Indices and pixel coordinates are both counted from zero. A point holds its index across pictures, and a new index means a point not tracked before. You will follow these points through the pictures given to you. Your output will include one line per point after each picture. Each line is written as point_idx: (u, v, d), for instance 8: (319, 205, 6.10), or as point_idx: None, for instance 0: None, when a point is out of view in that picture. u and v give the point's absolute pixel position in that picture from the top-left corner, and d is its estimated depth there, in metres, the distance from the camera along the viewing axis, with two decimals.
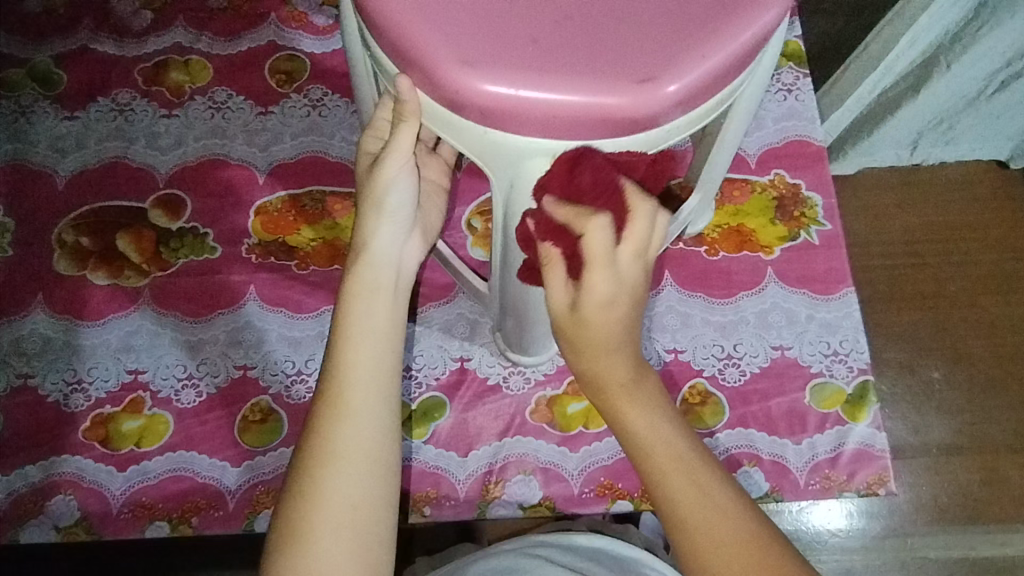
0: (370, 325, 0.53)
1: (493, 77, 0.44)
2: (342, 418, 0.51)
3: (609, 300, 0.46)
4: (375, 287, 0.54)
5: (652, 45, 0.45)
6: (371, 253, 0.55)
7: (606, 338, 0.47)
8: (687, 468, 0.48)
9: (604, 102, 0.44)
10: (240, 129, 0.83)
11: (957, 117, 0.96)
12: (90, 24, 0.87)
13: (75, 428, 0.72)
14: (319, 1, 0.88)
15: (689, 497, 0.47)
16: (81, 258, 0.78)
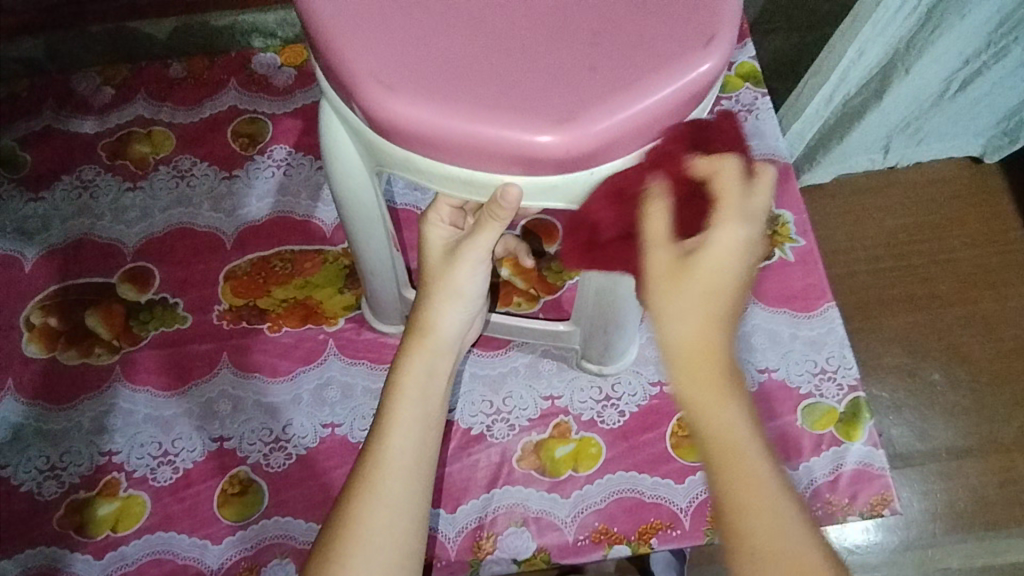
0: (419, 409, 0.54)
1: (502, 121, 0.43)
2: (377, 505, 0.51)
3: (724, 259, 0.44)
4: (431, 372, 0.56)
5: (615, 74, 0.44)
6: (437, 336, 0.56)
7: (704, 298, 0.44)
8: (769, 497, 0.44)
9: (602, 128, 0.44)
10: (206, 196, 0.83)
11: (923, 118, 0.96)
12: (53, 105, 0.87)
13: (50, 518, 0.70)
14: (277, 62, 0.89)
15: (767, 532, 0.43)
16: (49, 340, 0.77)
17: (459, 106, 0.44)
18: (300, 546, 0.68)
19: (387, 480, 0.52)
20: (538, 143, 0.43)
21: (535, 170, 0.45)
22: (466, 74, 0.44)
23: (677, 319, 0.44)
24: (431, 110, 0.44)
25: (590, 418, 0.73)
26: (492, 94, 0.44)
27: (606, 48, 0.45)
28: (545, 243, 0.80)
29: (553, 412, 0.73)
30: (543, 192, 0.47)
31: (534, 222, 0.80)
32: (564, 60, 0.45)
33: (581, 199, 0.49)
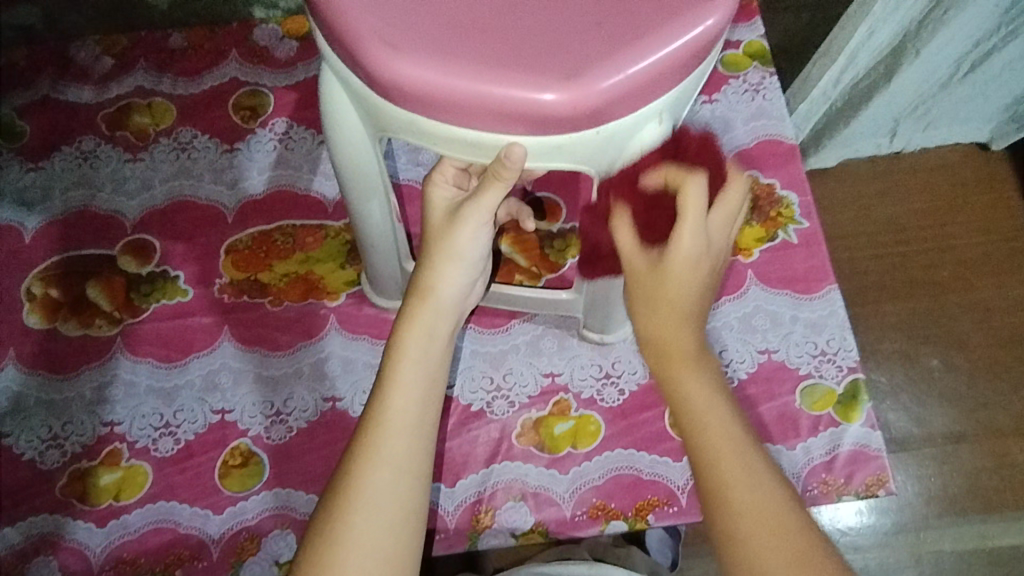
0: (421, 370, 0.54)
1: (508, 79, 0.43)
2: (379, 464, 0.51)
3: (695, 258, 0.46)
4: (432, 334, 0.55)
5: (622, 35, 0.44)
6: (438, 298, 0.56)
7: (670, 302, 0.47)
8: (736, 446, 0.48)
9: (610, 87, 0.43)
10: (207, 169, 0.82)
11: (932, 101, 0.95)
12: (52, 74, 0.86)
13: (52, 486, 0.71)
14: (278, 34, 0.88)
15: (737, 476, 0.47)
16: (50, 311, 0.76)
17: (464, 66, 0.43)
18: (301, 517, 0.69)
19: (388, 439, 0.52)
20: (544, 102, 0.43)
21: (541, 130, 0.45)
22: (469, 33, 0.44)
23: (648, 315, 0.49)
24: (435, 71, 0.43)
25: (590, 396, 0.73)
26: (495, 53, 0.43)
27: (611, 8, 0.44)
28: (548, 220, 0.79)
29: (553, 390, 0.74)
30: (550, 152, 0.47)
31: (538, 198, 0.80)
32: (569, 20, 0.44)
33: (587, 160, 0.48)
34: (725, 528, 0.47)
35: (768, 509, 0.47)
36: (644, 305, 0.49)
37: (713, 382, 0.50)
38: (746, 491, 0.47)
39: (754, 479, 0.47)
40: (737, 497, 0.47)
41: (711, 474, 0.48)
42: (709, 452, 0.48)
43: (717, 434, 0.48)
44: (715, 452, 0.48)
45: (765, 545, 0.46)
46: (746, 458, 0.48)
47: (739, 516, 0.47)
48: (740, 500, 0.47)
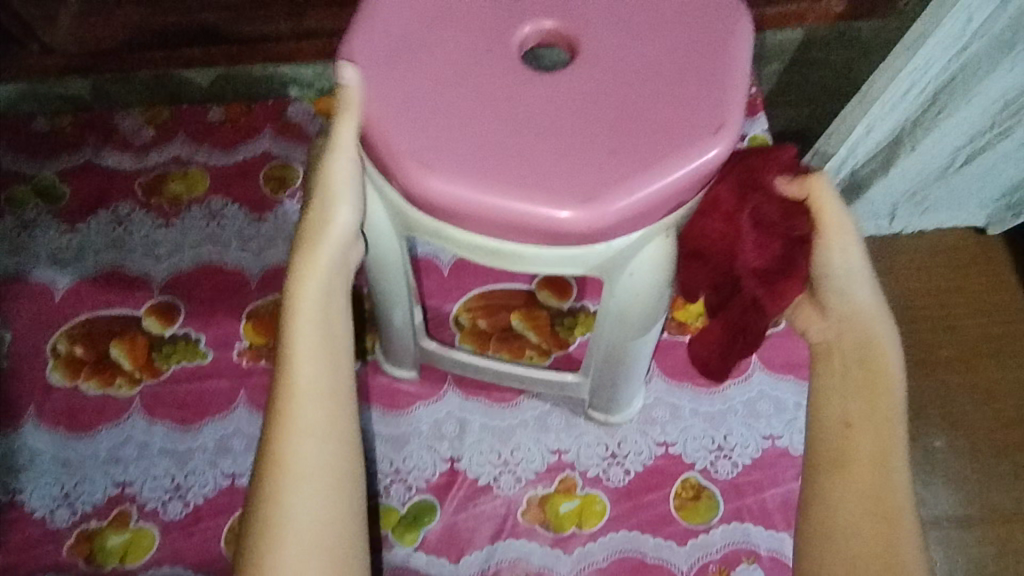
0: (312, 385, 0.51)
1: (528, 198, 0.47)
2: (296, 498, 0.49)
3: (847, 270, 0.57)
4: (315, 343, 0.52)
5: (634, 161, 0.48)
6: (305, 307, 0.53)
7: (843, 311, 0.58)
8: (874, 461, 0.53)
9: (622, 207, 0.47)
10: (234, 236, 0.86)
11: (930, 189, 1.00)
12: (95, 141, 0.91)
13: (59, 546, 0.71)
14: (311, 112, 0.93)
15: (857, 481, 0.53)
16: (73, 368, 0.79)
17: (488, 183, 0.47)
18: None
19: (296, 463, 0.50)
20: (562, 219, 0.47)
21: (557, 243, 0.48)
22: (495, 154, 0.48)
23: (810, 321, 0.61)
24: (463, 188, 0.47)
25: (595, 475, 0.74)
26: (517, 173, 0.47)
27: (624, 136, 0.48)
28: (559, 298, 0.82)
29: (559, 467, 0.75)
30: (565, 261, 0.51)
31: (549, 277, 0.83)
32: (585, 143, 0.48)
33: (596, 265, 0.52)
34: (824, 520, 0.53)
35: (888, 508, 0.51)
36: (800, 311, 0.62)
37: (857, 389, 0.56)
38: (865, 476, 0.53)
39: (880, 470, 0.53)
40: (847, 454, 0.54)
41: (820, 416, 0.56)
42: (867, 426, 0.54)
43: (877, 401, 0.54)
44: (844, 454, 0.54)
45: (858, 499, 0.52)
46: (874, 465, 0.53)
47: (843, 509, 0.52)
48: (866, 469, 0.53)
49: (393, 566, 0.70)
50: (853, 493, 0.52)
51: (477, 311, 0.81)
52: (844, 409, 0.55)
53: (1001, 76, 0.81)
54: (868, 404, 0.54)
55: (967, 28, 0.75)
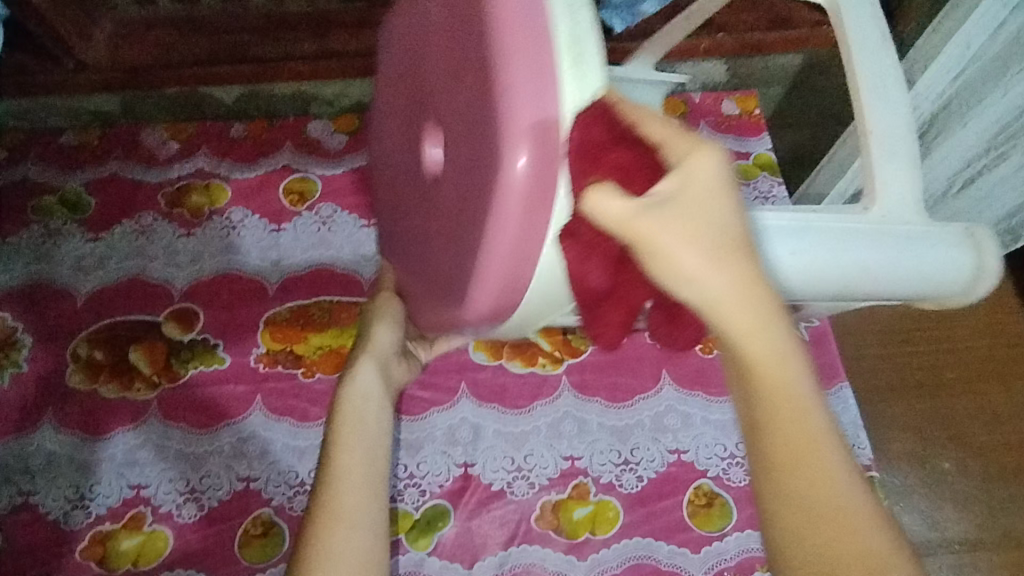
0: (364, 433, 0.58)
1: (450, 300, 0.48)
2: (339, 525, 0.52)
3: (692, 271, 0.35)
4: (367, 400, 0.61)
5: (475, 219, 0.43)
6: (361, 377, 0.63)
7: (738, 303, 0.35)
8: (814, 471, 0.36)
9: (486, 298, 0.44)
10: (254, 245, 0.88)
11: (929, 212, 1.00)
12: (121, 154, 0.95)
13: (72, 548, 0.71)
14: (331, 128, 0.97)
15: (801, 507, 0.36)
16: (92, 372, 0.80)
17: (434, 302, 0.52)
18: None
19: (344, 494, 0.54)
20: (469, 316, 0.46)
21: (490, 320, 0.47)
22: (432, 271, 0.51)
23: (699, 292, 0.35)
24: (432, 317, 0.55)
25: (609, 481, 0.75)
26: (447, 272, 0.48)
27: (460, 206, 0.45)
28: None
29: (572, 473, 0.75)
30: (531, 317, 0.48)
31: None
32: (458, 217, 0.45)
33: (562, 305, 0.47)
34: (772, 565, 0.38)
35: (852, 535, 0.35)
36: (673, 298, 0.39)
37: (782, 387, 0.36)
38: (823, 501, 0.35)
39: (826, 487, 0.35)
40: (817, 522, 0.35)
41: (785, 485, 0.36)
42: (799, 438, 0.36)
43: (815, 453, 0.36)
44: (778, 475, 0.36)
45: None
46: (814, 477, 0.36)
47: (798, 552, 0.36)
48: (814, 505, 0.35)
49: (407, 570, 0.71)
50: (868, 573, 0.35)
51: None
52: (773, 428, 0.36)
53: (998, 100, 0.81)
54: (795, 470, 0.35)
55: (967, 52, 0.76)
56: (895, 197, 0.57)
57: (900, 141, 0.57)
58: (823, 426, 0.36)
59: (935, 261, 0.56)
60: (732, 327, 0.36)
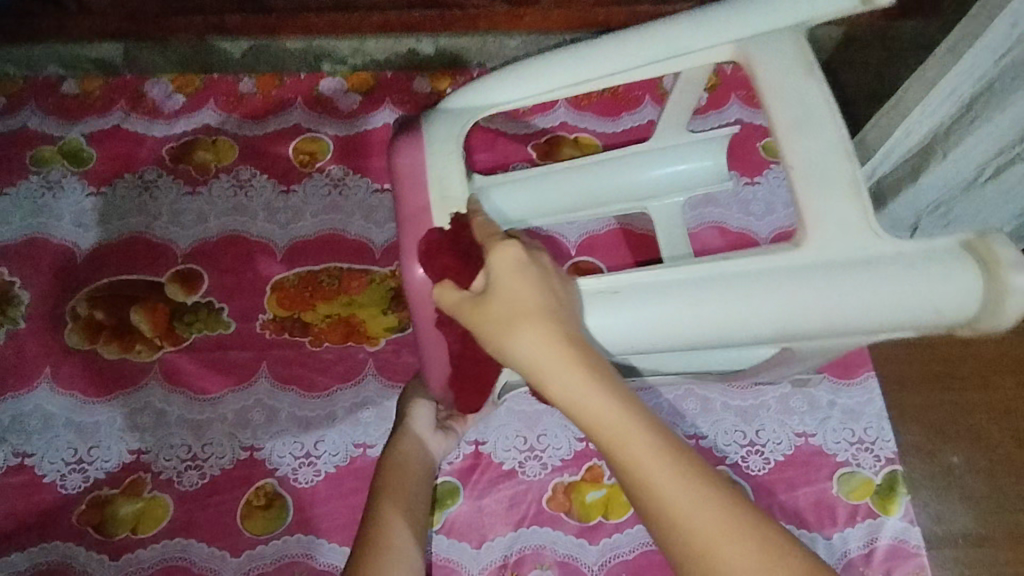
0: (403, 532, 0.59)
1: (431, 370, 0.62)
2: None
3: (510, 333, 0.46)
4: (406, 501, 0.62)
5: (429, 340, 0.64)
6: (400, 472, 0.64)
7: (553, 351, 0.45)
8: (677, 482, 0.41)
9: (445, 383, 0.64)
10: (262, 207, 0.85)
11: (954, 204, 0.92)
12: (124, 105, 0.90)
13: (69, 512, 0.69)
14: (344, 87, 0.92)
15: (684, 520, 0.40)
16: (92, 332, 0.77)
17: None
18: (321, 567, 0.67)
19: None
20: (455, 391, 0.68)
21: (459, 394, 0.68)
22: None
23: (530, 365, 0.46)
24: None
25: None
26: None
27: None
28: None
29: (587, 455, 0.73)
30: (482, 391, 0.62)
31: (579, 263, 0.83)
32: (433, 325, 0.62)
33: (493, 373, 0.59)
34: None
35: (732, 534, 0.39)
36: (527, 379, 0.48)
37: (619, 419, 0.43)
38: (695, 512, 0.40)
39: (691, 495, 0.40)
40: (699, 523, 0.39)
41: (647, 502, 0.41)
42: (651, 459, 0.42)
43: (660, 461, 0.41)
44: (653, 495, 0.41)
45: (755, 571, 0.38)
46: (682, 487, 0.41)
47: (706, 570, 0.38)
48: (692, 520, 0.40)
49: None
50: (746, 554, 0.38)
51: None
52: (630, 458, 0.42)
53: None
54: (639, 475, 0.41)
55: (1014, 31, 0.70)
56: (833, 224, 0.54)
57: (836, 172, 0.55)
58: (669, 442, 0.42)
59: (941, 288, 0.54)
60: (550, 379, 0.45)
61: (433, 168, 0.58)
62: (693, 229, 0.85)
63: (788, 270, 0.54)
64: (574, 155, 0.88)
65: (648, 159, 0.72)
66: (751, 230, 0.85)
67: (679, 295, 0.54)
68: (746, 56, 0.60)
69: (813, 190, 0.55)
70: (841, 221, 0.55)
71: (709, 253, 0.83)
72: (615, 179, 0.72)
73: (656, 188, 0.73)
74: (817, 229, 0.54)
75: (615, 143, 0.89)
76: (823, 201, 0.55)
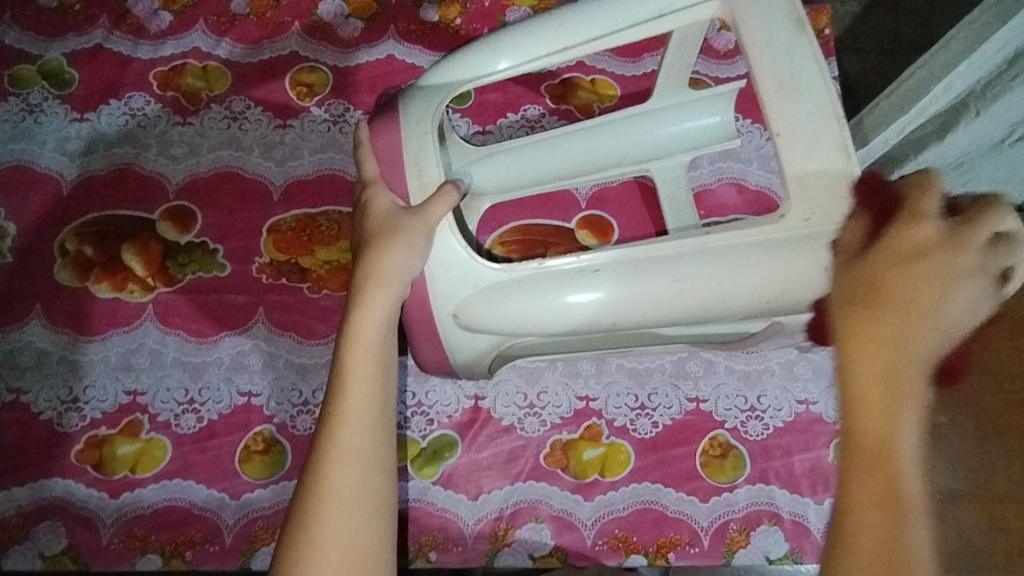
0: (362, 436, 0.50)
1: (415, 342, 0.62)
2: (320, 552, 0.47)
3: (925, 252, 0.43)
4: (372, 400, 0.51)
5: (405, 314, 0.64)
6: (360, 353, 0.52)
7: (901, 300, 0.42)
8: (883, 469, 0.40)
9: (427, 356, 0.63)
10: (257, 142, 0.80)
11: (981, 161, 0.84)
12: (106, 23, 0.83)
13: (67, 450, 0.69)
14: (344, 12, 0.85)
15: (884, 506, 0.39)
16: (83, 269, 0.74)
17: None
18: None
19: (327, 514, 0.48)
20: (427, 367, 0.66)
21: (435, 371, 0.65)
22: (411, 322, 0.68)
23: (870, 328, 0.42)
24: None
25: (622, 425, 0.72)
26: None
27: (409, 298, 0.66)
28: (599, 238, 0.79)
29: (586, 413, 0.72)
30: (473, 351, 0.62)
31: (589, 217, 0.79)
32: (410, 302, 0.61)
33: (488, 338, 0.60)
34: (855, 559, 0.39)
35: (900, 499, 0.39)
36: (851, 333, 0.42)
37: (907, 407, 0.41)
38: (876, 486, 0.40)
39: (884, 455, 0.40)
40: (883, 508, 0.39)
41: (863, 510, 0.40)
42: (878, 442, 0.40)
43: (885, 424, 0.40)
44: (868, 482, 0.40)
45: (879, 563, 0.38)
46: (882, 472, 0.40)
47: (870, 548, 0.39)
48: (888, 498, 0.39)
49: (412, 497, 0.69)
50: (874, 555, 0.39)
51: (512, 245, 0.78)
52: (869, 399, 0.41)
53: None
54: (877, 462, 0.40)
55: None
56: (820, 192, 0.51)
57: (822, 132, 0.52)
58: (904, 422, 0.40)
59: None
60: (863, 334, 0.42)
61: (409, 148, 0.59)
62: (711, 184, 0.81)
63: (778, 241, 0.52)
64: (589, 101, 0.83)
65: (652, 119, 0.67)
66: (771, 188, 0.81)
67: (663, 270, 0.53)
68: (732, 15, 0.56)
69: (798, 152, 0.52)
70: (830, 190, 0.51)
71: (725, 211, 0.80)
72: (618, 145, 0.68)
73: (662, 149, 0.67)
74: (804, 198, 0.51)
75: (634, 88, 0.84)
76: (809, 164, 0.52)
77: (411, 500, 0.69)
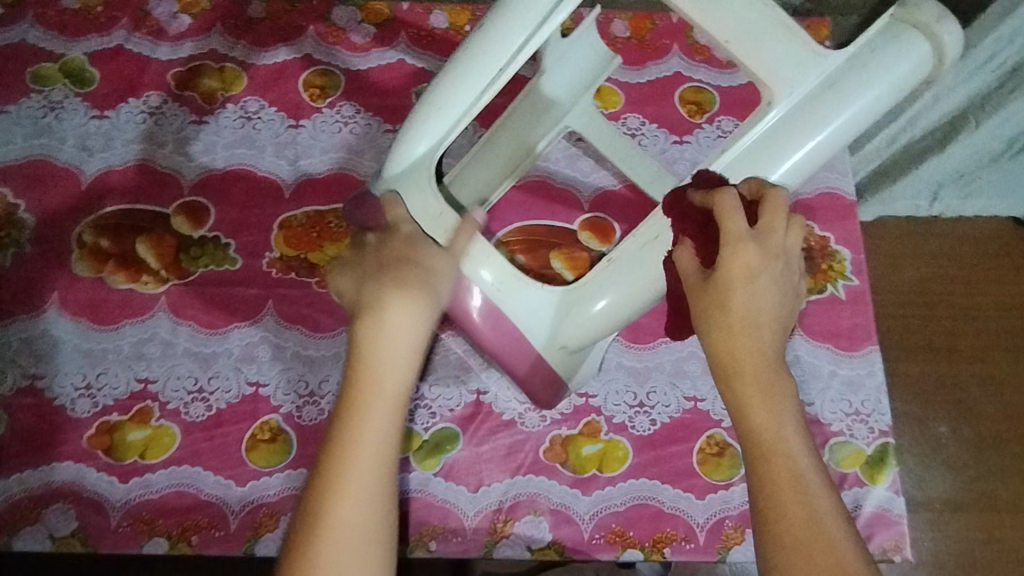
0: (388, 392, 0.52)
1: None
2: (347, 501, 0.48)
3: (756, 261, 0.48)
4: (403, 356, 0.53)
5: None
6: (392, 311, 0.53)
7: (749, 302, 0.48)
8: (801, 488, 0.45)
9: None
10: (270, 140, 0.82)
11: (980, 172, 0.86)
12: (128, 24, 0.86)
13: (78, 435, 0.71)
14: (357, 18, 0.88)
15: (799, 515, 0.44)
16: (99, 260, 0.77)
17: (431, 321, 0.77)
18: None
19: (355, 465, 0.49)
20: None
21: None
22: None
23: (726, 310, 0.48)
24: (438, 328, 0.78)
25: (621, 421, 0.74)
26: None
27: None
28: (601, 240, 0.81)
29: (586, 410, 0.74)
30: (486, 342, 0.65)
31: (591, 219, 0.81)
32: None
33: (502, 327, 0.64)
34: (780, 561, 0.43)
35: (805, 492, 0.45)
36: (721, 317, 0.49)
37: (786, 408, 0.47)
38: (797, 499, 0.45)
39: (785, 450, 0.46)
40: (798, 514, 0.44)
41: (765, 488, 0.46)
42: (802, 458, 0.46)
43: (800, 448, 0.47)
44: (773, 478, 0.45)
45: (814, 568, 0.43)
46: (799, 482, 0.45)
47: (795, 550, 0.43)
48: (796, 505, 0.44)
49: (413, 488, 0.71)
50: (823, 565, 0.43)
51: (516, 244, 0.80)
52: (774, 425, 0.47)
53: None
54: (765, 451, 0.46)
55: None
56: (782, 66, 0.59)
57: (766, 23, 0.59)
58: (782, 413, 0.47)
59: (893, 62, 0.59)
60: (735, 324, 0.48)
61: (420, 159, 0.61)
62: None
63: (771, 134, 0.59)
64: None
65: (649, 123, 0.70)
66: None
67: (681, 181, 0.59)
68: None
69: (752, 49, 0.59)
70: (790, 60, 0.59)
71: None
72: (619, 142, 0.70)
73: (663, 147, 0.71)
74: (779, 81, 0.58)
75: (637, 95, 0.86)
76: (767, 49, 0.59)
77: (412, 491, 0.71)
